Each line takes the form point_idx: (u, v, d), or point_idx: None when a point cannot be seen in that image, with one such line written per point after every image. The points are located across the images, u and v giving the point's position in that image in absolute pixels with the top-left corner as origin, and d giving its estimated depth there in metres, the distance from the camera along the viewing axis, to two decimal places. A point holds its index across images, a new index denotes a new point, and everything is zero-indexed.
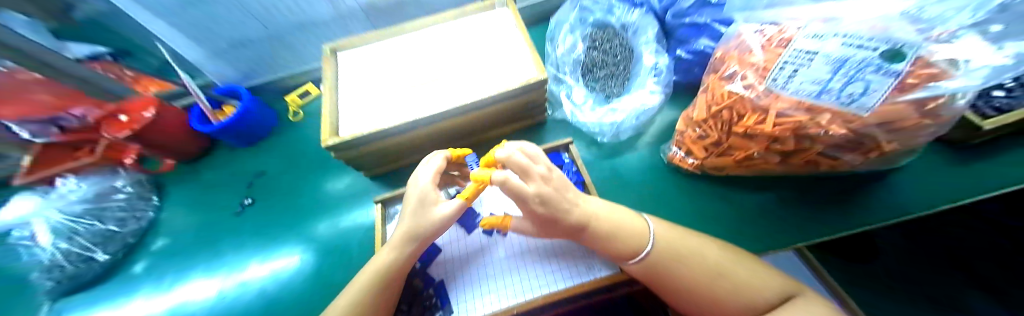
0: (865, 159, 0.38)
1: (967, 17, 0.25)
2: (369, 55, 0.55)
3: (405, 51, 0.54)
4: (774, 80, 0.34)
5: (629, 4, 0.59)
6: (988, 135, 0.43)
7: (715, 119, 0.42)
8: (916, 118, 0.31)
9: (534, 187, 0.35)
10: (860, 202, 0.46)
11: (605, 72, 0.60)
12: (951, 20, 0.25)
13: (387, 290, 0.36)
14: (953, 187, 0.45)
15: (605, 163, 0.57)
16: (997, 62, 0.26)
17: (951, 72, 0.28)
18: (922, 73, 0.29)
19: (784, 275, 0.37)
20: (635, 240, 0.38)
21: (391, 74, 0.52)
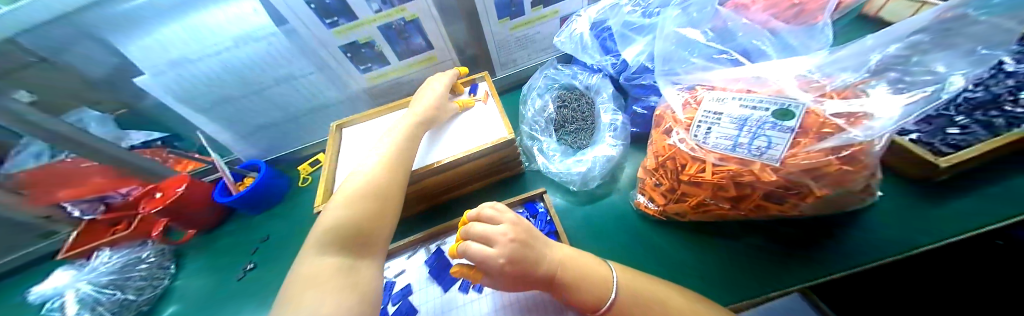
0: (808, 202, 0.40)
1: (850, 74, 0.34)
2: (366, 129, 0.63)
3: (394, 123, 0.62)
4: (697, 136, 0.41)
5: (589, 71, 0.71)
6: (951, 170, 0.44)
7: (664, 168, 0.46)
8: (837, 164, 0.34)
9: (496, 248, 0.37)
10: (835, 241, 0.45)
11: (574, 127, 0.66)
12: (841, 75, 0.35)
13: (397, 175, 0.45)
14: (931, 224, 0.44)
15: (580, 212, 0.58)
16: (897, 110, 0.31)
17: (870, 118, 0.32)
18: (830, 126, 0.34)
19: None
20: (599, 289, 0.37)
21: None
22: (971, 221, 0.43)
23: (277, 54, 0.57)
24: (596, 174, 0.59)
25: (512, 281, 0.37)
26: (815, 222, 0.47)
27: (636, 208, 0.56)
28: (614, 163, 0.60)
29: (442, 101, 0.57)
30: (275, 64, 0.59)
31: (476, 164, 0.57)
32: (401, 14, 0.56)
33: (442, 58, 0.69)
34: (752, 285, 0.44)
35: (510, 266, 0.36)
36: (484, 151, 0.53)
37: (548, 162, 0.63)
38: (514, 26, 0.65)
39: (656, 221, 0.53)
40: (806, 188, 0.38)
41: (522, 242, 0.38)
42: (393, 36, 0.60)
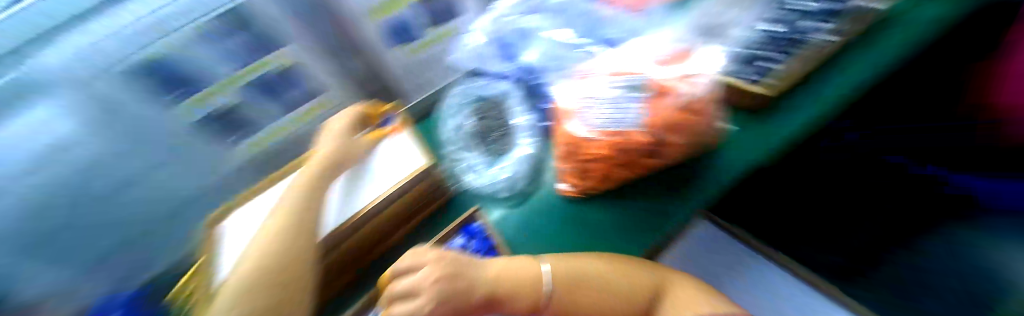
0: (686, 147, 0.44)
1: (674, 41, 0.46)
2: (256, 207, 0.49)
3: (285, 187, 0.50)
4: (578, 121, 0.44)
5: (498, 78, 0.71)
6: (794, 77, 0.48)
7: (565, 152, 0.50)
8: (684, 111, 0.40)
9: (423, 297, 0.29)
10: (710, 174, 0.51)
11: (492, 137, 0.66)
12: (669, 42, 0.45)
13: (287, 234, 0.38)
14: (783, 130, 0.48)
15: (517, 215, 0.59)
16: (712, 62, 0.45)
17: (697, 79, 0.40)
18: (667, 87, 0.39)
19: (653, 271, 0.41)
20: (529, 290, 0.36)
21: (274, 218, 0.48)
22: (808, 121, 0.48)
23: (125, 87, 0.51)
24: (518, 174, 0.59)
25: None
26: (690, 166, 0.52)
27: (563, 197, 0.56)
28: (535, 160, 0.61)
29: (349, 140, 0.53)
30: (129, 101, 0.53)
31: (396, 209, 0.51)
32: None
33: None
34: (649, 229, 0.53)
35: (447, 304, 0.30)
36: (402, 189, 0.49)
37: (472, 175, 0.63)
38: None
39: (572, 201, 0.55)
40: (672, 136, 0.41)
41: (453, 271, 0.32)
42: None
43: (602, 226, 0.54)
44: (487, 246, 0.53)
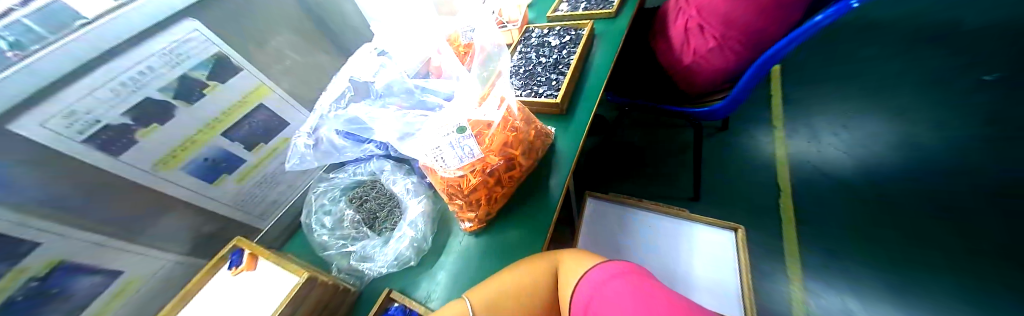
0: (530, 152, 0.57)
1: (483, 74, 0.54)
2: None
3: None
4: (442, 165, 0.48)
5: (362, 162, 0.65)
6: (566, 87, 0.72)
7: (450, 193, 0.51)
8: (509, 132, 0.52)
9: None
10: (558, 155, 0.63)
11: (376, 211, 0.58)
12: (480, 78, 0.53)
13: None
14: (580, 116, 0.70)
15: (446, 279, 0.51)
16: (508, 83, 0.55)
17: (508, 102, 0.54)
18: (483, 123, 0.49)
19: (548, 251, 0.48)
20: None
21: None
22: (588, 106, 0.72)
23: None
24: (423, 235, 0.54)
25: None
26: (542, 163, 0.63)
27: (472, 234, 0.56)
28: (434, 212, 0.58)
29: None
30: None
31: None
32: (27, 273, 0.37)
33: (152, 271, 0.48)
34: (545, 217, 0.54)
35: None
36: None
37: (373, 267, 0.52)
38: (239, 178, 0.56)
39: (477, 233, 0.56)
40: (515, 146, 0.53)
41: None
42: (36, 306, 0.38)
43: (513, 239, 0.54)
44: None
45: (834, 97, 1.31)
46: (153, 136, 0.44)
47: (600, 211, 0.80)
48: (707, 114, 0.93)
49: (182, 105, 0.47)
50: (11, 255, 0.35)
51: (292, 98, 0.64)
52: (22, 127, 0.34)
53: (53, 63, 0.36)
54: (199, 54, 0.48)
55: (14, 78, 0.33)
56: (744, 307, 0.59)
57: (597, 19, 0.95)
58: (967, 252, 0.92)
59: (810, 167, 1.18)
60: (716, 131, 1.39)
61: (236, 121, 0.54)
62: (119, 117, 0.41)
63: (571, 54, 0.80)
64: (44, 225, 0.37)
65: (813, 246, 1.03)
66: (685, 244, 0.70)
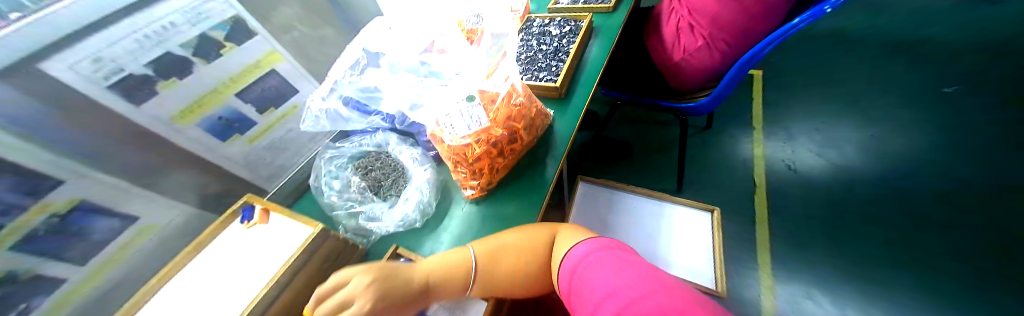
0: (531, 128, 0.61)
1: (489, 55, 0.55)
2: None
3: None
4: (451, 133, 0.51)
5: (368, 132, 0.67)
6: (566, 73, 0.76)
7: (456, 160, 0.55)
8: (513, 107, 0.56)
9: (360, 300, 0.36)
10: (556, 135, 0.68)
11: (382, 178, 0.61)
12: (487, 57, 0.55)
13: None
14: (576, 100, 0.75)
15: (449, 239, 0.55)
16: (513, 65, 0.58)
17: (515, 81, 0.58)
18: (489, 95, 0.53)
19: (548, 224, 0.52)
20: (457, 275, 0.44)
21: None
22: (584, 92, 0.76)
23: None
24: (428, 201, 0.58)
25: (396, 313, 0.39)
26: (541, 141, 0.67)
27: (473, 202, 0.60)
28: (437, 181, 0.61)
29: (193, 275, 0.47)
30: None
31: (292, 292, 0.45)
32: (50, 208, 0.39)
33: (163, 220, 0.50)
34: (541, 188, 0.59)
35: (382, 311, 0.37)
36: (298, 262, 0.44)
37: (380, 226, 0.57)
38: (250, 139, 0.58)
39: (479, 201, 0.60)
40: (517, 121, 0.57)
41: (384, 275, 0.39)
42: (57, 244, 0.40)
43: (512, 207, 0.58)
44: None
45: (804, 115, 1.49)
46: (173, 89, 0.47)
47: (590, 192, 0.86)
48: (692, 109, 0.98)
49: (200, 63, 0.49)
50: (36, 190, 0.37)
51: (302, 68, 0.67)
52: (50, 67, 0.36)
53: (60, 20, 0.36)
54: (219, 17, 0.51)
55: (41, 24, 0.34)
56: (715, 276, 0.66)
57: (596, 13, 1.00)
58: (899, 247, 1.09)
59: (780, 173, 1.33)
60: (701, 130, 1.55)
61: (248, 84, 0.56)
62: (142, 67, 0.43)
63: (570, 44, 0.85)
64: (68, 164, 0.39)
65: (782, 240, 1.16)
66: (666, 222, 0.76)
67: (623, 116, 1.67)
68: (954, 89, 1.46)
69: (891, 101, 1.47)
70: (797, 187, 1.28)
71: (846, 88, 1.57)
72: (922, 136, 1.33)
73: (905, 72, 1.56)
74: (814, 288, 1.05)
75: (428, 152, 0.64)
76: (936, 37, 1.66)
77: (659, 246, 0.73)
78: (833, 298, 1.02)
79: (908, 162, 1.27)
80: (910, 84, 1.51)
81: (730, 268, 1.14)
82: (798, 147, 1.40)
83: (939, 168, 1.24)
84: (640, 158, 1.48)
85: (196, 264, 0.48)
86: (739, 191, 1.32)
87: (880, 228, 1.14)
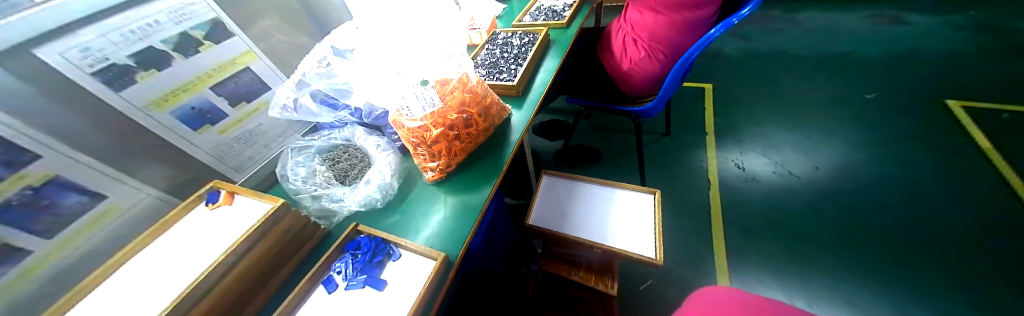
0: (486, 117, 0.70)
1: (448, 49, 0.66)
2: None
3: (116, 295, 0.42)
4: (409, 115, 0.59)
5: (337, 127, 0.73)
6: (523, 75, 0.86)
7: (416, 144, 0.62)
8: (467, 93, 0.65)
9: None
10: (510, 125, 0.76)
11: (348, 164, 0.67)
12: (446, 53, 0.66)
13: None
14: (530, 97, 0.84)
15: (412, 218, 0.60)
16: (466, 60, 0.69)
17: (470, 73, 0.68)
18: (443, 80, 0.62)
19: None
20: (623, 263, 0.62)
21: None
22: (539, 91, 0.86)
23: None
24: (390, 182, 0.63)
25: None
26: (498, 131, 0.75)
27: (434, 183, 0.66)
28: (400, 167, 0.67)
29: (162, 245, 0.49)
30: None
31: (256, 256, 0.47)
32: (26, 180, 0.42)
33: (135, 202, 0.54)
34: (494, 168, 0.67)
35: None
36: (257, 233, 0.47)
37: (341, 206, 0.61)
38: (221, 130, 0.63)
39: (439, 183, 0.66)
40: (471, 107, 0.65)
41: None
42: (26, 215, 0.42)
43: (467, 187, 0.65)
44: (375, 243, 0.54)
45: (750, 123, 1.66)
46: (152, 79, 0.52)
47: (550, 183, 0.94)
48: (641, 112, 1.08)
49: (179, 58, 0.56)
50: (14, 162, 0.40)
51: (276, 66, 0.73)
52: (40, 52, 0.42)
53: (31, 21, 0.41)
54: (200, 18, 0.58)
55: (20, 23, 0.40)
56: (655, 247, 0.71)
57: (552, 28, 1.14)
58: (844, 232, 1.19)
59: (730, 172, 1.46)
60: (661, 136, 1.71)
61: (223, 78, 0.62)
62: (124, 58, 0.49)
63: (528, 51, 0.96)
64: (41, 138, 0.42)
65: (736, 233, 1.25)
66: (613, 205, 0.83)
67: (589, 127, 1.80)
68: (874, 96, 1.66)
69: (822, 107, 1.66)
70: (746, 183, 1.40)
71: (783, 98, 1.76)
72: (850, 135, 1.50)
73: (830, 83, 1.78)
74: (764, 274, 1.13)
75: (392, 142, 0.71)
76: (854, 54, 1.92)
77: (606, 224, 0.79)
78: (780, 283, 1.10)
79: (838, 158, 1.42)
80: (835, 93, 1.72)
81: (689, 260, 1.20)
82: (746, 149, 1.54)
83: (866, 162, 1.39)
84: (605, 163, 1.59)
85: (167, 237, 0.50)
86: (696, 190, 1.42)
87: (821, 216, 1.24)
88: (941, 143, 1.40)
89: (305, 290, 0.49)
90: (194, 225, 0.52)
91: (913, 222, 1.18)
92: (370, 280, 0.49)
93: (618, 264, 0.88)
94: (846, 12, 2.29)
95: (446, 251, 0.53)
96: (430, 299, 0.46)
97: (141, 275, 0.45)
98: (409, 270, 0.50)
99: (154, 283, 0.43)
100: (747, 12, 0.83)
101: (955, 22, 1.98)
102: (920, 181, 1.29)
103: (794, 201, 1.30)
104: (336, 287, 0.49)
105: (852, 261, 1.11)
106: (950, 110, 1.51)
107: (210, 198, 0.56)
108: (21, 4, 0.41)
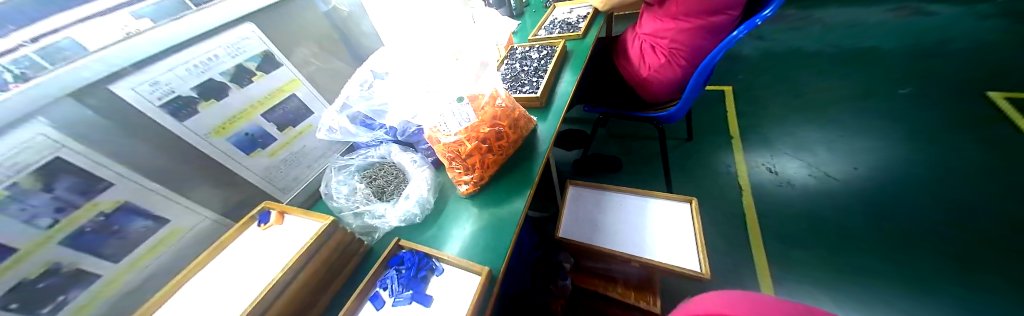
0: (516, 129, 0.71)
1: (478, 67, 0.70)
2: None
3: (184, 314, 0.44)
4: (446, 130, 0.60)
5: (372, 145, 0.75)
6: (546, 86, 0.87)
7: (451, 158, 0.63)
8: (497, 107, 0.66)
9: None
10: (538, 136, 0.77)
11: (385, 180, 0.68)
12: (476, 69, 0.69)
13: None
14: (556, 108, 0.85)
15: (451, 233, 0.61)
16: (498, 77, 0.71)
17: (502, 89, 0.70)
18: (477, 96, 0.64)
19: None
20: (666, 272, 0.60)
21: None
22: (563, 101, 0.87)
23: None
24: (427, 197, 0.64)
25: None
26: (527, 142, 0.76)
27: (468, 197, 0.67)
28: (435, 181, 0.68)
29: (221, 264, 0.52)
30: None
31: (307, 274, 0.49)
32: (97, 207, 0.45)
33: (193, 224, 0.57)
34: (526, 180, 0.67)
35: None
36: (310, 251, 0.48)
37: (383, 222, 0.63)
38: (270, 152, 0.66)
39: (473, 197, 0.67)
40: (502, 120, 0.66)
41: None
42: (97, 240, 0.45)
43: (502, 199, 0.65)
44: (419, 257, 0.55)
45: (777, 124, 1.62)
46: (211, 108, 0.56)
47: (579, 193, 0.94)
48: (666, 117, 1.07)
49: (234, 88, 0.59)
50: (89, 190, 0.44)
51: (316, 91, 0.76)
52: (115, 88, 0.46)
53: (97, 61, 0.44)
54: (254, 50, 0.62)
55: (96, 61, 0.44)
56: (700, 260, 0.69)
57: (570, 40, 1.15)
58: (895, 235, 1.11)
59: (761, 176, 1.41)
60: (683, 141, 1.68)
61: (273, 105, 0.66)
62: (188, 90, 0.53)
63: (548, 64, 0.97)
64: (114, 167, 0.46)
65: (773, 239, 1.20)
66: (650, 216, 0.82)
67: (609, 135, 1.79)
68: (909, 90, 1.59)
69: (852, 105, 1.59)
70: (780, 187, 1.35)
71: (809, 97, 1.71)
72: (888, 132, 1.42)
73: (859, 79, 1.72)
74: (814, 284, 1.06)
75: (426, 158, 0.73)
76: (879, 49, 1.86)
77: (645, 237, 0.78)
78: (835, 293, 1.03)
79: (877, 156, 1.35)
80: (866, 89, 1.66)
81: (728, 270, 1.15)
82: (776, 152, 1.49)
83: (909, 159, 1.31)
84: (628, 171, 1.57)
85: (224, 257, 0.53)
86: (726, 195, 1.38)
87: (868, 218, 1.17)
88: (991, 136, 1.31)
89: (355, 306, 0.50)
90: (248, 244, 0.55)
91: (975, 222, 1.09)
92: (417, 296, 0.49)
93: (658, 279, 0.85)
94: (865, 7, 2.23)
95: (489, 265, 0.53)
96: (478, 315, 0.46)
97: (202, 293, 0.47)
98: (454, 285, 0.50)
99: (218, 302, 0.45)
100: (770, 13, 0.82)
101: (983, 9, 1.91)
102: (976, 176, 1.20)
103: (835, 204, 1.24)
104: (384, 304, 0.50)
105: (911, 268, 1.03)
106: (998, 101, 1.42)
107: (261, 218, 0.58)
108: (74, 48, 0.43)
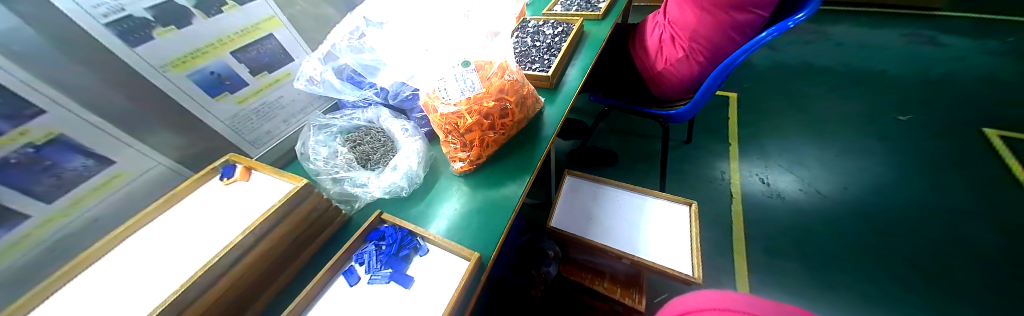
0: (523, 109, 0.65)
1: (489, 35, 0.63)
2: (74, 307, 0.34)
3: (123, 273, 0.37)
4: (446, 97, 0.55)
5: (361, 107, 0.68)
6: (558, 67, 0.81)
7: (448, 130, 0.57)
8: (506, 79, 0.60)
9: None
10: (543, 120, 0.71)
11: (371, 146, 0.62)
12: None
13: None
14: (566, 91, 0.79)
15: (439, 213, 0.56)
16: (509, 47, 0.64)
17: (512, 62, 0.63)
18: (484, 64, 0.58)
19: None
20: None
21: (106, 303, 0.34)
22: (574, 85, 0.81)
23: None
24: (417, 171, 0.58)
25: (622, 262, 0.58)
26: (531, 124, 0.70)
27: (461, 176, 0.62)
28: (427, 154, 0.62)
29: (172, 219, 0.45)
30: None
31: (274, 239, 0.43)
32: (28, 137, 0.37)
33: (142, 170, 0.49)
34: (528, 165, 0.61)
35: None
36: (279, 215, 0.42)
37: (365, 191, 0.57)
38: (240, 99, 0.59)
39: (466, 176, 0.61)
40: (509, 95, 0.60)
41: None
42: (23, 177, 0.37)
43: (498, 183, 0.59)
44: (402, 234, 0.49)
45: (776, 136, 1.60)
46: (170, 37, 0.47)
47: (576, 185, 0.89)
48: (674, 116, 1.02)
49: (201, 17, 0.51)
50: (15, 115, 0.36)
51: (300, 37, 0.67)
52: None
53: None
54: None
55: None
56: (692, 263, 0.67)
57: (586, 19, 1.08)
58: (872, 257, 1.12)
59: (753, 186, 1.40)
60: (682, 143, 1.65)
61: (246, 44, 0.57)
62: (142, 11, 0.45)
63: (562, 42, 0.90)
64: (47, 91, 0.38)
65: (757, 248, 1.20)
66: (647, 214, 0.79)
67: (606, 128, 1.75)
68: (908, 118, 1.59)
69: (853, 126, 1.58)
70: (769, 198, 1.34)
71: (810, 113, 1.69)
72: (883, 157, 1.43)
73: (861, 101, 1.71)
74: (788, 297, 1.07)
75: (420, 128, 0.66)
76: (887, 73, 1.85)
77: (638, 234, 0.75)
78: (806, 308, 1.04)
79: (867, 178, 1.36)
80: (867, 111, 1.65)
81: (708, 275, 1.15)
82: (771, 163, 1.48)
83: (898, 186, 1.32)
84: (622, 167, 1.54)
85: (177, 212, 0.46)
86: (716, 201, 1.37)
87: (849, 238, 1.18)
88: (978, 172, 1.33)
89: (326, 280, 0.45)
90: (207, 197, 0.48)
91: (950, 253, 1.11)
92: (396, 276, 0.44)
93: (646, 276, 0.84)
94: (880, 29, 2.20)
95: (478, 250, 0.49)
96: (462, 304, 0.42)
97: (148, 249, 0.40)
98: (439, 268, 0.46)
99: (165, 262, 0.39)
100: (803, 17, 0.76)
101: (993, 47, 1.91)
102: (960, 210, 1.22)
103: (821, 220, 1.24)
104: (358, 280, 0.45)
105: (883, 292, 1.04)
106: (990, 138, 1.44)
107: (224, 171, 0.51)
108: None
